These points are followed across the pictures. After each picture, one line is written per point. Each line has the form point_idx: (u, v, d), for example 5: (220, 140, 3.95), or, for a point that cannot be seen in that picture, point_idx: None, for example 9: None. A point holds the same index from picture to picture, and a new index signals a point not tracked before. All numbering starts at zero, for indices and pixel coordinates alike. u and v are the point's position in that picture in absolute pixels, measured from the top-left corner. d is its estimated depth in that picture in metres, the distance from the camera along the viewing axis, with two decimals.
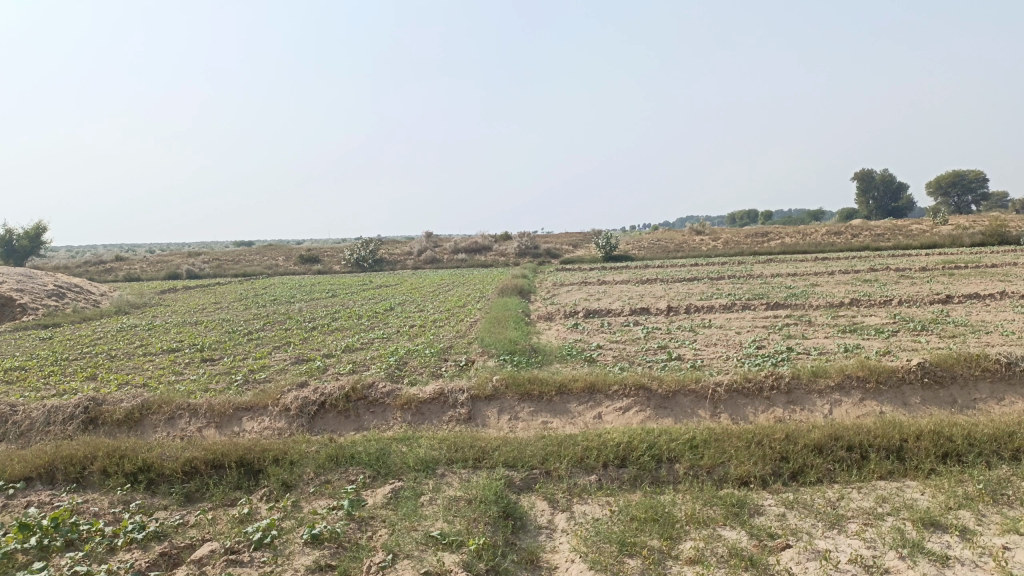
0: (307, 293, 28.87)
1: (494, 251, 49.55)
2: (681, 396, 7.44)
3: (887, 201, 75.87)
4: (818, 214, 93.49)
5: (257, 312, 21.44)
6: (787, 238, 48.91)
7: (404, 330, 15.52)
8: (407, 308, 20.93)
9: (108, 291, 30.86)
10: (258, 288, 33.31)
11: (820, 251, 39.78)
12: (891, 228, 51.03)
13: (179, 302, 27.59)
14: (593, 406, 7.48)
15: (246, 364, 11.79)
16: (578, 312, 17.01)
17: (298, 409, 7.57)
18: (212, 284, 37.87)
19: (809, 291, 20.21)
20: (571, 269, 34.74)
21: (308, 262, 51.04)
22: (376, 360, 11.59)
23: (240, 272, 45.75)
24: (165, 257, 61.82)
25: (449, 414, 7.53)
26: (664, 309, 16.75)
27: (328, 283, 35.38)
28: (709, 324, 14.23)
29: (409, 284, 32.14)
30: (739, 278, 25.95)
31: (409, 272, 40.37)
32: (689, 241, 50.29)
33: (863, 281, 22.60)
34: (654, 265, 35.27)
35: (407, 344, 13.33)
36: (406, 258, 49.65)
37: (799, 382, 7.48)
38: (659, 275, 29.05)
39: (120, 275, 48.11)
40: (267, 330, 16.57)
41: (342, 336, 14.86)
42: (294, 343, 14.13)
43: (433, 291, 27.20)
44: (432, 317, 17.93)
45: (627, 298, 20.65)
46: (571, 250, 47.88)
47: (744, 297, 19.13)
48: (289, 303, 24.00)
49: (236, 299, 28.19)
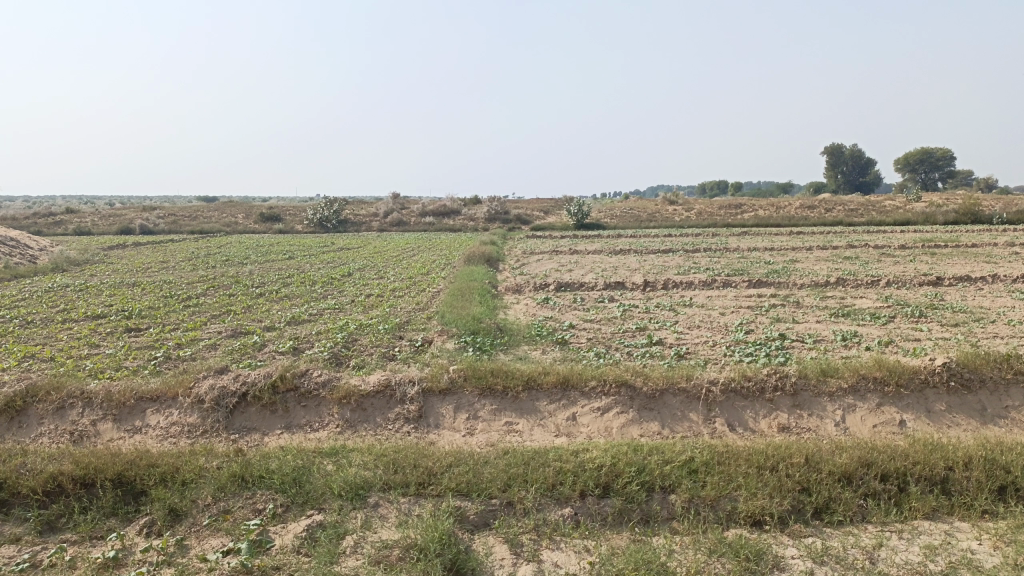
0: (263, 253, 27.31)
1: (462, 215, 48.10)
2: (670, 396, 6.32)
3: (858, 177, 75.60)
4: (787, 188, 93.16)
5: (203, 274, 19.92)
6: (760, 210, 48.16)
7: (360, 299, 14.22)
8: (365, 274, 19.56)
9: (48, 246, 28.94)
10: (212, 247, 31.61)
11: (795, 225, 38.99)
12: (864, 204, 50.46)
13: (123, 260, 25.86)
14: (566, 405, 6.34)
15: (175, 336, 10.44)
16: (549, 284, 15.84)
17: (213, 402, 6.32)
18: (165, 241, 35.99)
19: (790, 268, 19.25)
20: (542, 236, 33.53)
21: (268, 221, 49.12)
22: (322, 336, 10.29)
23: (197, 229, 43.80)
24: (121, 211, 59.25)
25: (396, 412, 6.33)
26: (640, 283, 15.64)
27: (287, 243, 33.77)
28: (690, 303, 13.13)
29: (373, 247, 30.72)
30: (715, 251, 24.99)
31: (373, 235, 38.83)
32: (662, 211, 49.24)
33: (843, 259, 21.74)
34: (626, 234, 34.22)
35: (360, 317, 12.04)
36: (371, 220, 47.98)
37: (807, 382, 6.41)
38: (633, 245, 27.97)
39: (68, 228, 45.79)
40: (209, 296, 15.15)
41: (290, 306, 13.52)
42: (235, 312, 12.76)
43: (397, 256, 25.85)
44: (391, 285, 16.60)
45: (600, 270, 19.49)
46: (542, 216, 46.66)
47: (723, 273, 18.11)
48: (241, 265, 22.46)
49: (185, 257, 26.51)
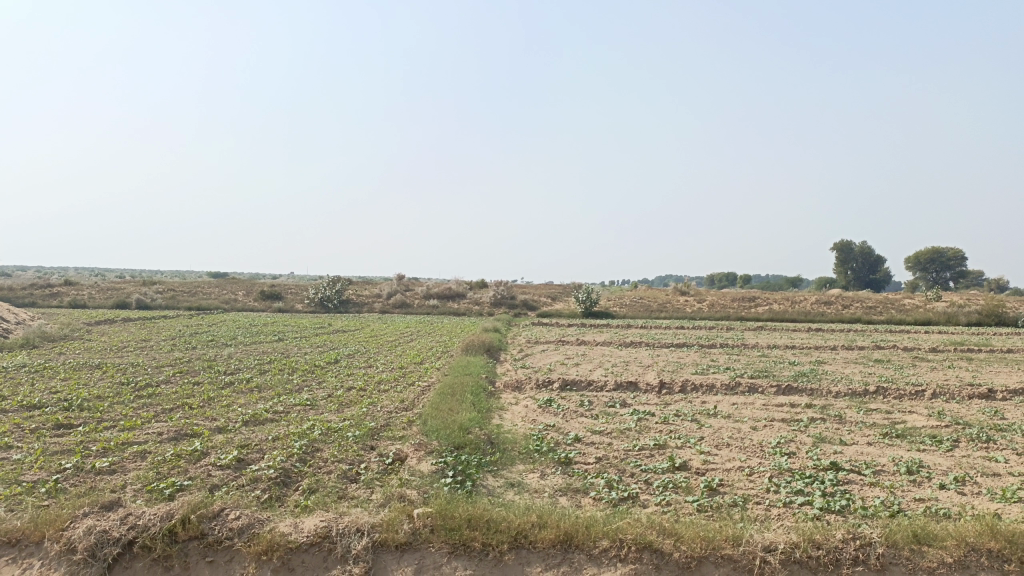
0: (251, 335, 25.78)
1: (467, 299, 46.77)
2: (710, 567, 4.63)
3: (867, 273, 74.51)
4: (795, 282, 92.05)
5: (178, 356, 18.32)
6: (775, 304, 46.66)
7: (338, 394, 12.53)
8: (353, 362, 17.88)
9: (28, 319, 27.49)
10: (203, 325, 30.14)
11: (811, 321, 37.41)
12: (881, 301, 48.93)
13: (102, 337, 24.33)
14: (568, 573, 4.63)
15: (104, 438, 8.73)
16: (552, 381, 14.14)
17: (86, 554, 4.64)
18: (157, 318, 34.59)
19: (817, 371, 17.54)
20: (547, 324, 32.01)
21: (268, 299, 47.92)
22: (277, 443, 8.58)
23: (193, 306, 42.49)
24: (123, 284, 58.38)
25: (333, 574, 4.63)
26: (655, 384, 13.92)
27: (281, 323, 32.29)
28: (713, 411, 11.40)
29: (370, 330, 29.21)
30: (732, 348, 23.33)
31: (372, 317, 37.38)
32: (672, 301, 47.79)
33: (873, 362, 20.02)
34: (636, 325, 32.69)
35: (331, 417, 10.32)
36: (373, 301, 46.72)
37: (896, 554, 4.73)
38: (643, 338, 26.34)
39: (63, 301, 44.70)
40: (172, 384, 13.48)
41: (256, 400, 11.83)
42: (190, 407, 11.07)
43: (392, 341, 24.25)
44: (377, 377, 14.91)
45: (610, 365, 17.78)
46: (550, 303, 45.27)
47: (745, 375, 16.40)
48: (223, 348, 20.84)
49: (168, 336, 24.92)
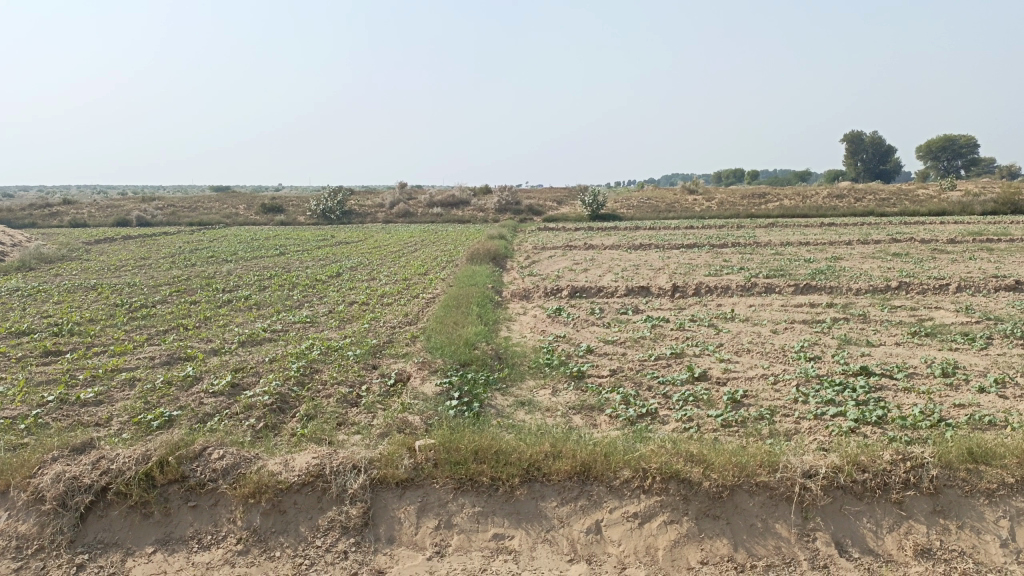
0: (252, 249, 25.27)
1: (472, 206, 45.90)
2: (744, 496, 4.19)
3: (879, 164, 72.76)
4: (805, 176, 90.25)
5: (177, 274, 17.86)
6: (786, 200, 45.61)
7: (339, 309, 12.06)
8: (356, 274, 17.38)
9: (25, 241, 26.96)
10: (204, 241, 29.58)
11: (824, 216, 36.53)
12: (894, 193, 47.82)
13: (101, 257, 23.85)
14: (586, 508, 4.20)
15: (93, 366, 8.31)
16: (561, 289, 13.63)
17: (57, 503, 4.23)
18: (157, 235, 34.01)
19: (834, 267, 16.94)
20: (554, 229, 31.26)
21: (270, 213, 47.21)
22: (274, 365, 8.13)
23: (195, 221, 41.84)
24: (123, 202, 57.51)
25: (328, 516, 4.21)
26: (668, 288, 13.38)
27: (282, 237, 31.70)
28: (731, 315, 10.89)
29: (373, 241, 28.62)
30: (745, 246, 22.67)
31: (375, 228, 36.72)
32: (681, 201, 46.74)
33: (891, 256, 19.36)
34: (645, 227, 31.92)
35: (331, 335, 9.87)
36: (376, 210, 45.89)
37: (951, 475, 4.25)
38: (653, 239, 25.68)
39: (64, 220, 44.18)
40: (168, 304, 13.04)
41: (254, 318, 11.37)
42: (185, 328, 10.62)
43: (396, 252, 23.69)
44: (380, 290, 14.41)
45: (620, 269, 17.22)
46: (555, 206, 44.42)
47: (760, 274, 15.82)
48: (224, 264, 20.36)
49: (168, 254, 24.42)
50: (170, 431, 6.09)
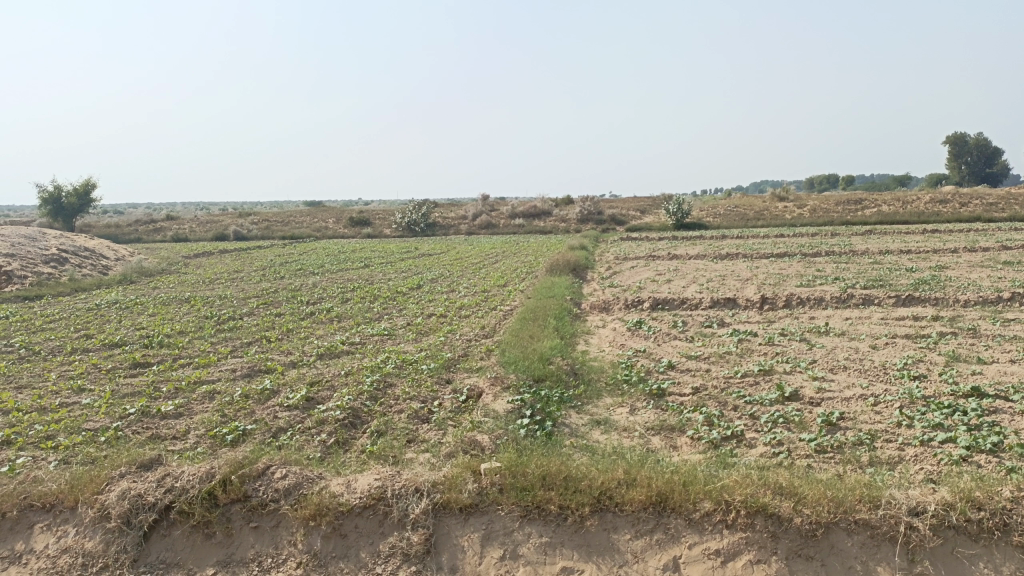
0: (337, 262, 25.77)
1: (554, 216, 45.70)
2: (841, 535, 3.78)
3: (985, 167, 68.59)
4: (904, 181, 86.01)
5: (265, 287, 18.33)
6: (883, 206, 43.46)
7: (417, 321, 12.02)
8: (436, 286, 17.39)
9: (128, 255, 28.30)
10: (293, 255, 30.39)
11: (925, 223, 34.54)
12: (1004, 197, 44.87)
13: (196, 270, 24.77)
14: (663, 542, 3.88)
15: (176, 378, 8.48)
16: (643, 301, 13.20)
17: (122, 520, 4.21)
18: (250, 248, 35.21)
19: (938, 277, 15.86)
20: (637, 239, 30.69)
21: (357, 226, 48.27)
22: (348, 378, 8.09)
23: (286, 235, 43.17)
24: (221, 216, 60.10)
25: (389, 542, 4.03)
26: (756, 300, 12.75)
27: (367, 249, 32.24)
28: (825, 329, 10.25)
29: (455, 253, 28.75)
30: (839, 256, 21.58)
31: (457, 239, 36.99)
32: (770, 209, 45.24)
33: (1003, 265, 18.00)
34: (732, 235, 30.97)
35: (407, 348, 9.79)
36: (460, 222, 46.31)
37: None
38: (740, 249, 24.80)
39: (166, 235, 46.40)
40: (253, 316, 13.31)
41: (334, 330, 11.44)
42: (267, 341, 10.77)
43: (477, 263, 23.68)
44: (459, 302, 14.34)
45: (705, 280, 16.61)
46: (639, 216, 43.68)
47: (856, 285, 14.94)
48: (309, 276, 20.79)
49: (258, 267, 25.16)
50: (242, 445, 6.08)
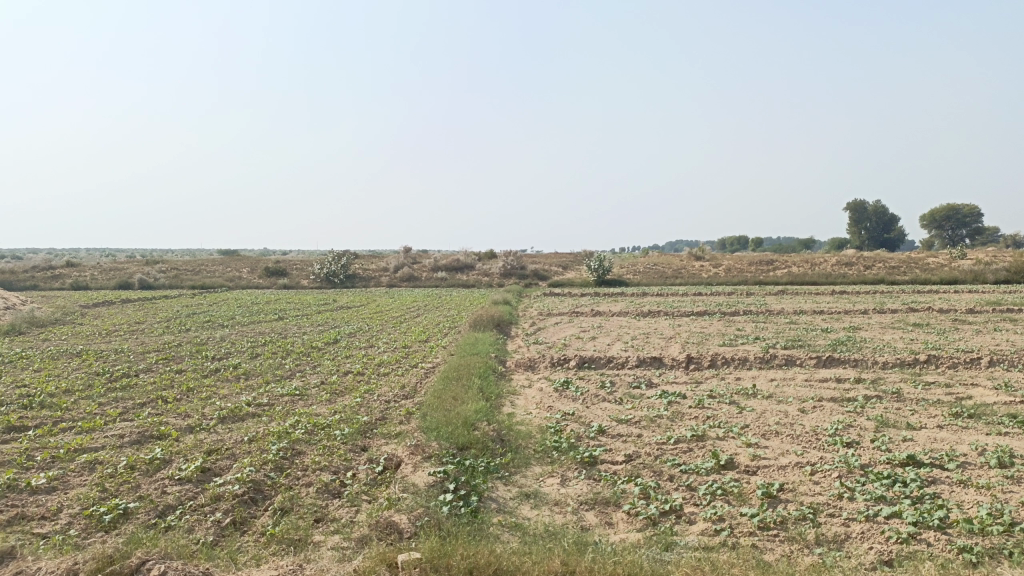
0: (250, 314, 24.63)
1: (477, 270, 45.45)
2: None
3: (883, 233, 72.52)
4: (809, 243, 90.11)
5: (168, 340, 17.16)
6: (793, 268, 45.08)
7: (332, 380, 11.29)
8: (354, 341, 16.64)
9: (18, 304, 26.31)
10: (203, 305, 28.98)
11: (834, 285, 35.87)
12: (903, 261, 47.25)
13: (93, 321, 23.18)
14: None
15: (53, 445, 7.52)
16: (569, 360, 12.86)
17: None
18: (156, 298, 33.44)
19: (853, 338, 16.19)
20: (559, 295, 30.68)
21: (273, 276, 46.78)
22: (252, 445, 7.35)
23: (198, 284, 41.40)
24: (128, 264, 57.39)
25: None
26: (682, 359, 12.59)
27: (283, 301, 31.07)
28: (753, 391, 10.09)
29: (375, 306, 28.01)
30: (757, 315, 21.94)
31: (377, 292, 36.19)
32: (687, 267, 46.30)
33: (911, 327, 18.58)
34: (652, 293, 31.34)
35: (320, 410, 9.07)
36: (380, 274, 45.48)
37: None
38: (661, 306, 24.97)
39: (65, 283, 43.78)
40: (152, 372, 12.29)
41: (240, 390, 10.59)
42: (163, 401, 9.84)
43: (398, 317, 23.02)
44: (377, 358, 13.68)
45: (629, 338, 16.46)
46: (561, 272, 43.89)
47: (777, 345, 15.05)
48: (218, 329, 19.67)
49: (163, 318, 23.74)
50: (124, 529, 5.30)
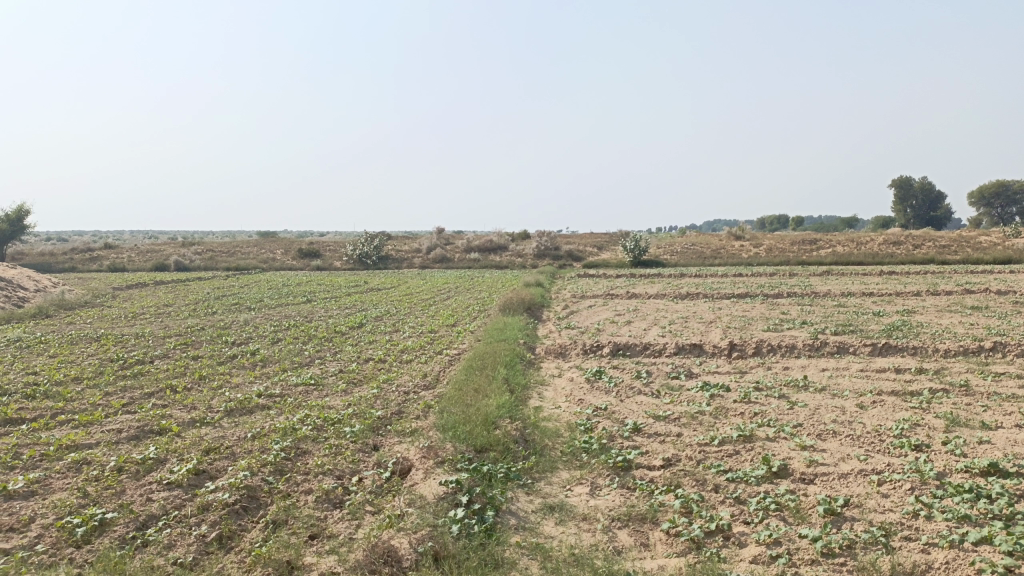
0: (278, 296, 24.27)
1: (509, 251, 44.72)
2: None
3: (929, 210, 69.99)
4: (852, 223, 87.56)
5: (191, 324, 16.77)
6: (837, 247, 43.49)
7: (351, 368, 10.68)
8: (379, 326, 16.06)
9: (51, 286, 26.28)
10: (233, 287, 28.74)
11: (880, 264, 34.44)
12: (953, 239, 45.34)
13: (123, 303, 22.99)
14: None
15: (44, 442, 7.00)
16: (602, 347, 12.08)
17: None
18: (188, 280, 33.31)
19: (907, 323, 15.12)
20: (595, 276, 29.85)
21: (306, 258, 46.62)
22: (254, 444, 6.74)
23: (232, 266, 41.38)
24: (165, 245, 57.84)
25: None
26: (724, 346, 11.74)
27: (313, 282, 30.72)
28: (804, 383, 9.20)
29: (405, 288, 27.48)
30: (801, 297, 20.88)
31: (408, 273, 35.69)
32: (726, 247, 45.03)
33: (969, 310, 17.38)
34: (690, 274, 30.32)
35: (333, 403, 8.45)
36: (413, 255, 45.03)
37: None
38: (700, 288, 24.00)
39: (102, 265, 44.12)
40: (168, 359, 11.82)
41: (253, 379, 10.02)
42: (172, 391, 9.31)
43: (428, 300, 22.42)
44: (401, 344, 13.06)
45: (667, 323, 15.60)
46: (596, 252, 42.95)
47: (826, 330, 14.07)
48: (244, 312, 19.26)
49: (192, 300, 23.48)
50: (95, 546, 4.71)
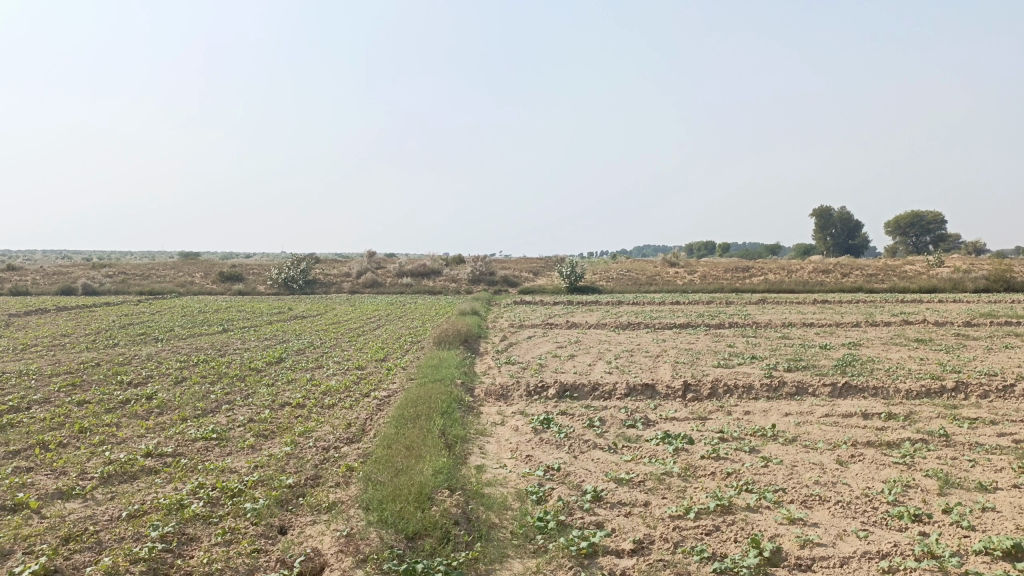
0: (193, 325, 22.43)
1: (443, 276, 43.43)
2: None
3: (848, 239, 71.98)
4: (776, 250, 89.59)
5: (87, 359, 14.96)
6: (769, 274, 43.84)
7: (263, 416, 9.31)
8: (301, 361, 14.63)
9: None
10: (144, 314, 26.57)
11: (812, 293, 34.63)
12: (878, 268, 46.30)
13: (14, 333, 20.76)
14: None
15: None
16: (547, 388, 11.02)
17: None
18: (95, 305, 30.81)
19: (856, 357, 14.59)
20: (532, 303, 28.94)
21: (228, 281, 44.27)
22: (130, 528, 5.39)
23: (146, 290, 38.78)
24: (75, 266, 54.20)
25: None
26: (678, 388, 10.84)
27: (233, 309, 28.78)
28: (771, 432, 8.32)
29: (333, 315, 25.92)
30: (744, 328, 20.35)
31: (335, 298, 34.01)
32: (661, 274, 44.88)
33: (912, 342, 17.05)
34: (628, 302, 29.69)
35: (237, 465, 7.11)
36: (342, 280, 43.23)
37: None
38: (640, 318, 23.29)
39: (3, 288, 40.78)
40: (48, 404, 10.19)
41: (145, 432, 8.54)
42: (41, 450, 7.77)
43: (356, 329, 21.00)
44: (324, 384, 11.72)
45: (612, 358, 14.68)
46: (531, 278, 42.09)
47: (778, 366, 13.38)
48: (151, 344, 17.50)
49: (94, 329, 21.41)
50: None
